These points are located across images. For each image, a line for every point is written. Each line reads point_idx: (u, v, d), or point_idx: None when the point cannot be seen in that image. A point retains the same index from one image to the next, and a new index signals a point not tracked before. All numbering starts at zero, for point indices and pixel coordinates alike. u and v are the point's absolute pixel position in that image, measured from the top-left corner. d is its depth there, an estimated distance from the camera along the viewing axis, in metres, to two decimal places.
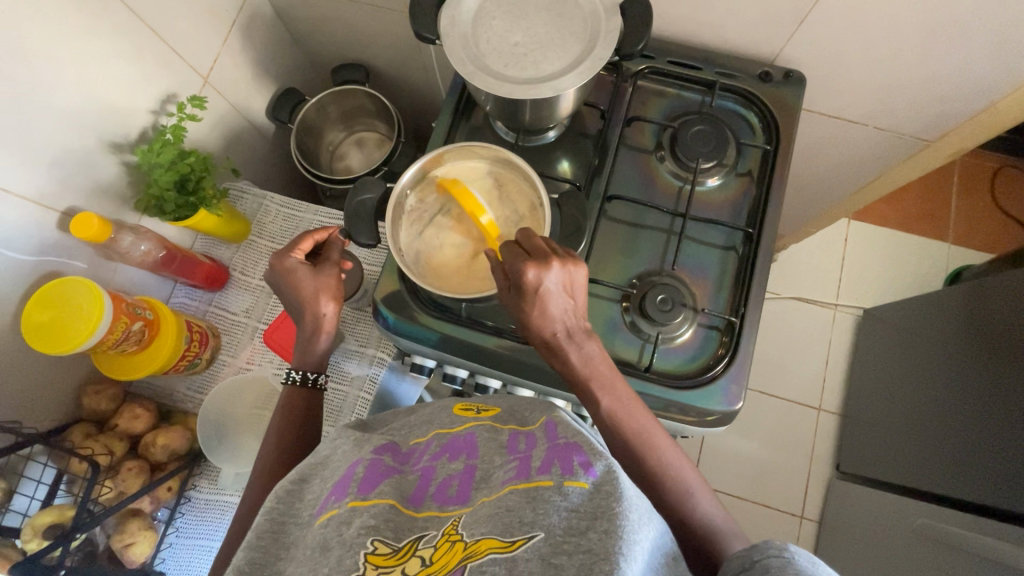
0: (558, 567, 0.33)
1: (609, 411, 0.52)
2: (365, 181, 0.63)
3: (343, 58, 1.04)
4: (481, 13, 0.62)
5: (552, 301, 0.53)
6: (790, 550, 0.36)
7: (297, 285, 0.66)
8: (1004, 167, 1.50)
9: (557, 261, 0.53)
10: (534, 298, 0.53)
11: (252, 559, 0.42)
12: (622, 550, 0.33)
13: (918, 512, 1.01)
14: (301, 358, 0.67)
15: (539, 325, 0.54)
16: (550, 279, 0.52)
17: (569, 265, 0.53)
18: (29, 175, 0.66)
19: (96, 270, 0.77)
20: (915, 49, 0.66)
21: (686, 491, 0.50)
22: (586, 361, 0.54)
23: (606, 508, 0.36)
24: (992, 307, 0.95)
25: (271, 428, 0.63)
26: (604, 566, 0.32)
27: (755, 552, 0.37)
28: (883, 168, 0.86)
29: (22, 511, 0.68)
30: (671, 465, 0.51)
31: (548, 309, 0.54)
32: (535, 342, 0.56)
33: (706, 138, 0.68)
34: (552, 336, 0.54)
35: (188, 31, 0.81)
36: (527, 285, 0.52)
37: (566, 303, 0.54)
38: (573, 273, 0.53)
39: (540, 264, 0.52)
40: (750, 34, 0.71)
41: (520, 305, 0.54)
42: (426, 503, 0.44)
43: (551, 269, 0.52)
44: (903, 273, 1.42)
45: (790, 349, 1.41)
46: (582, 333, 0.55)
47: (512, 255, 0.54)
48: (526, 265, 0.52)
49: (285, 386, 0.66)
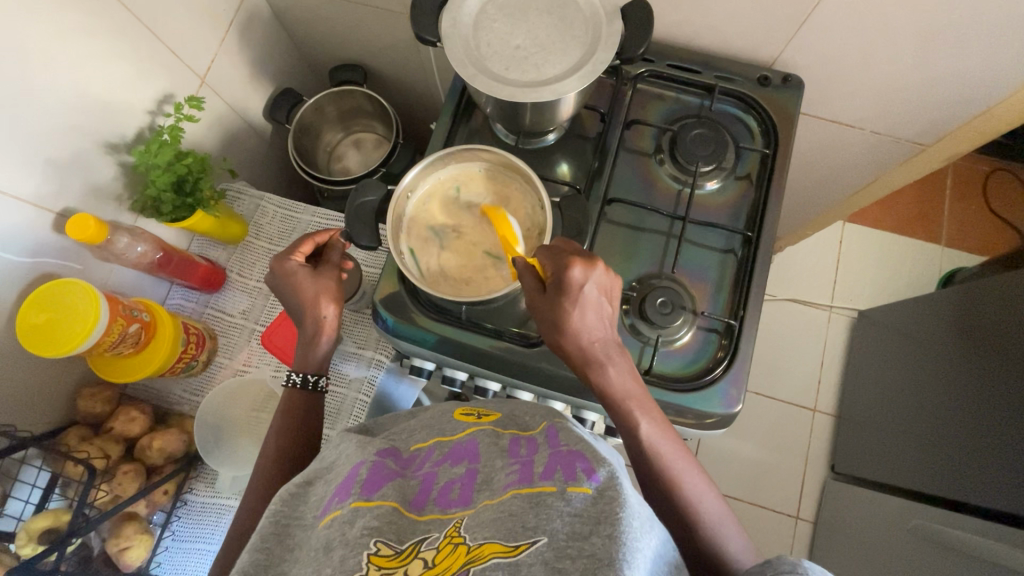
0: (562, 571, 0.33)
1: (647, 435, 0.52)
2: (366, 183, 0.63)
3: (340, 59, 1.04)
4: (481, 16, 0.62)
5: (593, 305, 0.53)
6: (804, 566, 0.36)
7: (297, 287, 0.66)
8: (996, 170, 1.52)
9: (602, 264, 0.53)
10: (577, 296, 0.52)
11: (255, 561, 0.41)
12: (625, 555, 0.33)
13: (913, 512, 1.02)
14: (301, 360, 0.67)
15: (578, 329, 0.53)
16: (594, 280, 0.53)
17: (609, 273, 0.55)
18: (27, 175, 0.65)
19: (93, 271, 0.76)
20: (912, 55, 0.66)
21: (717, 524, 0.50)
22: (620, 377, 0.54)
23: (610, 513, 0.36)
24: (984, 310, 0.96)
25: (271, 430, 0.63)
26: (608, 572, 0.32)
27: (768, 567, 0.37)
28: (880, 171, 0.87)
29: (16, 516, 0.67)
30: (700, 491, 0.51)
31: (588, 312, 0.53)
32: (567, 348, 0.54)
33: (705, 142, 0.69)
34: (588, 344, 0.54)
35: (184, 30, 0.80)
36: (572, 281, 0.52)
37: (604, 310, 0.54)
38: (612, 281, 0.55)
39: (586, 264, 0.53)
40: (748, 39, 0.71)
41: (559, 306, 0.53)
42: (428, 507, 0.44)
43: (596, 269, 0.53)
44: (897, 275, 1.44)
45: (786, 350, 1.42)
46: (616, 347, 0.55)
47: (555, 255, 0.54)
48: (574, 261, 0.52)
49: (286, 388, 0.65)
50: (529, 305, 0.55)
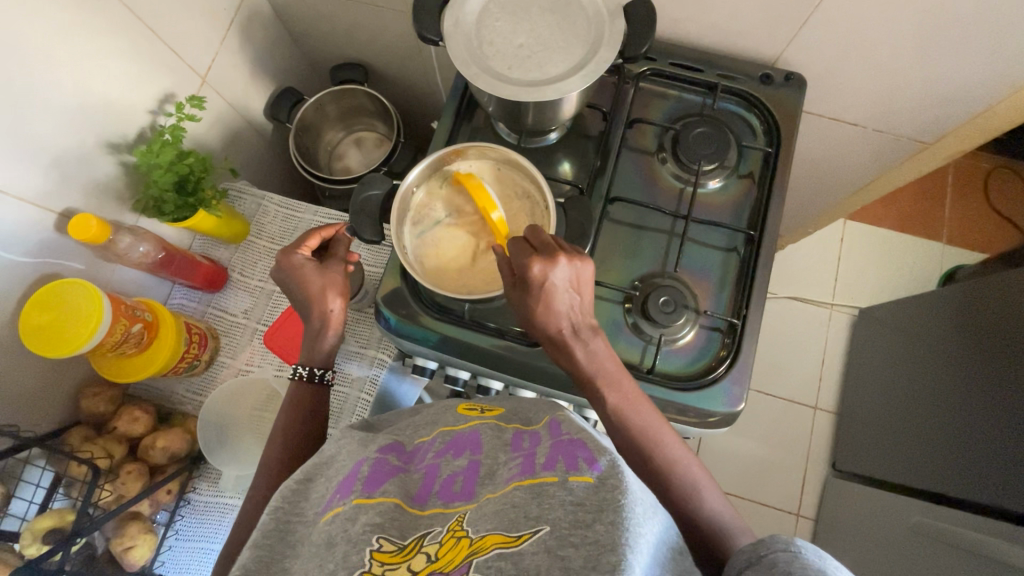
0: (565, 559, 0.33)
1: (615, 409, 0.52)
2: (371, 178, 0.63)
3: (341, 57, 1.03)
4: (484, 15, 0.62)
5: (558, 297, 0.53)
6: (797, 544, 0.36)
7: (303, 281, 0.66)
8: (997, 168, 1.52)
9: (563, 256, 0.53)
10: (540, 293, 0.53)
11: (257, 557, 0.42)
12: (628, 541, 0.33)
13: (914, 509, 1.02)
14: (308, 354, 0.67)
15: (544, 320, 0.54)
16: (556, 275, 0.53)
17: (575, 260, 0.54)
18: (27, 175, 0.65)
19: (95, 271, 0.76)
20: (915, 53, 0.66)
21: (693, 488, 0.50)
22: (590, 356, 0.54)
23: (612, 500, 0.36)
24: (985, 307, 0.96)
25: (276, 423, 0.63)
26: (611, 558, 0.32)
27: (761, 547, 0.37)
28: (881, 170, 0.87)
29: (21, 516, 0.67)
30: (681, 461, 0.51)
31: (555, 305, 0.54)
32: (540, 337, 0.56)
33: (708, 140, 0.69)
34: (557, 331, 0.54)
35: (185, 29, 0.80)
36: (532, 280, 0.53)
37: (572, 299, 0.54)
38: (580, 269, 0.54)
39: (546, 259, 0.53)
40: (751, 37, 0.71)
41: (525, 301, 0.54)
42: (431, 502, 0.45)
43: (557, 263, 0.53)
44: (898, 272, 1.44)
45: (787, 348, 1.42)
46: (589, 330, 0.55)
47: (518, 252, 0.55)
48: (532, 260, 0.53)
49: (291, 381, 0.65)
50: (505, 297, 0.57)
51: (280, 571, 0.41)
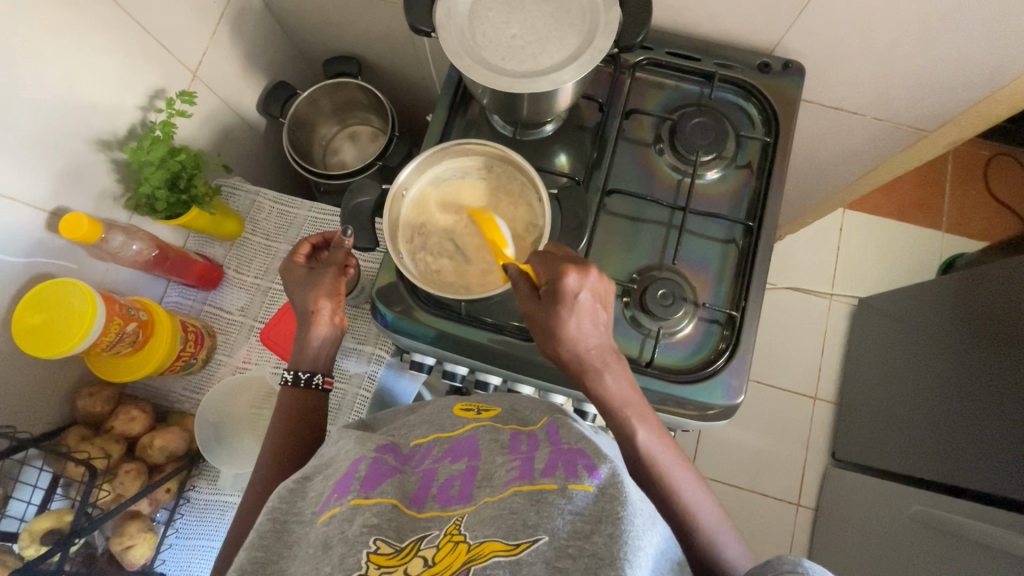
0: (563, 571, 0.33)
1: (645, 443, 0.52)
2: (360, 184, 0.62)
3: (334, 50, 1.02)
4: (477, 5, 0.61)
5: (588, 313, 0.52)
6: (805, 567, 0.36)
7: (298, 284, 0.67)
8: (997, 155, 1.51)
9: (594, 270, 0.52)
10: (571, 305, 0.51)
11: (253, 558, 0.42)
12: (627, 555, 0.33)
13: (914, 498, 1.03)
14: (296, 358, 0.67)
15: (573, 338, 0.52)
16: (590, 286, 0.51)
17: (604, 277, 0.53)
18: (16, 175, 0.64)
19: (87, 270, 0.75)
20: (915, 40, 0.65)
21: (714, 533, 0.50)
22: (618, 384, 0.53)
23: (611, 511, 0.36)
24: (984, 296, 0.96)
25: (270, 428, 0.62)
26: (610, 571, 0.32)
27: (769, 567, 0.37)
28: (880, 159, 0.86)
29: (19, 517, 0.67)
30: (700, 504, 0.51)
31: (583, 320, 0.52)
32: (563, 355, 0.53)
33: (705, 131, 0.68)
34: (583, 351, 0.52)
35: (173, 23, 0.79)
36: (567, 290, 0.51)
37: (599, 316, 0.53)
38: (608, 286, 0.54)
39: (580, 270, 0.51)
40: (748, 25, 0.70)
41: (555, 313, 0.51)
42: (428, 504, 0.44)
43: (591, 276, 0.52)
44: (897, 261, 1.43)
45: (786, 339, 1.42)
46: (613, 354, 0.54)
47: (548, 262, 0.52)
48: (568, 269, 0.51)
49: (280, 388, 0.65)
50: (524, 313, 0.54)
51: (275, 572, 0.41)
